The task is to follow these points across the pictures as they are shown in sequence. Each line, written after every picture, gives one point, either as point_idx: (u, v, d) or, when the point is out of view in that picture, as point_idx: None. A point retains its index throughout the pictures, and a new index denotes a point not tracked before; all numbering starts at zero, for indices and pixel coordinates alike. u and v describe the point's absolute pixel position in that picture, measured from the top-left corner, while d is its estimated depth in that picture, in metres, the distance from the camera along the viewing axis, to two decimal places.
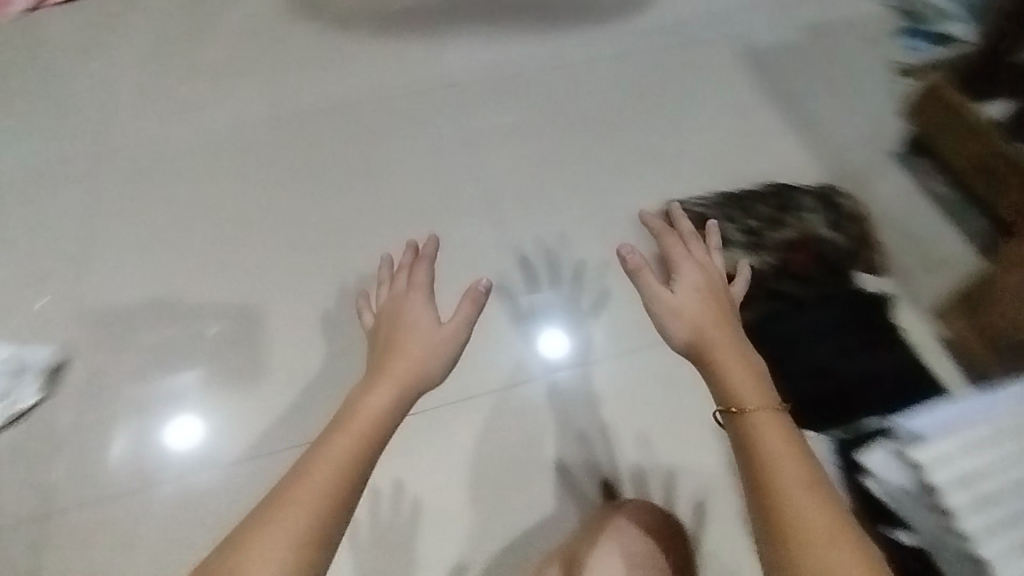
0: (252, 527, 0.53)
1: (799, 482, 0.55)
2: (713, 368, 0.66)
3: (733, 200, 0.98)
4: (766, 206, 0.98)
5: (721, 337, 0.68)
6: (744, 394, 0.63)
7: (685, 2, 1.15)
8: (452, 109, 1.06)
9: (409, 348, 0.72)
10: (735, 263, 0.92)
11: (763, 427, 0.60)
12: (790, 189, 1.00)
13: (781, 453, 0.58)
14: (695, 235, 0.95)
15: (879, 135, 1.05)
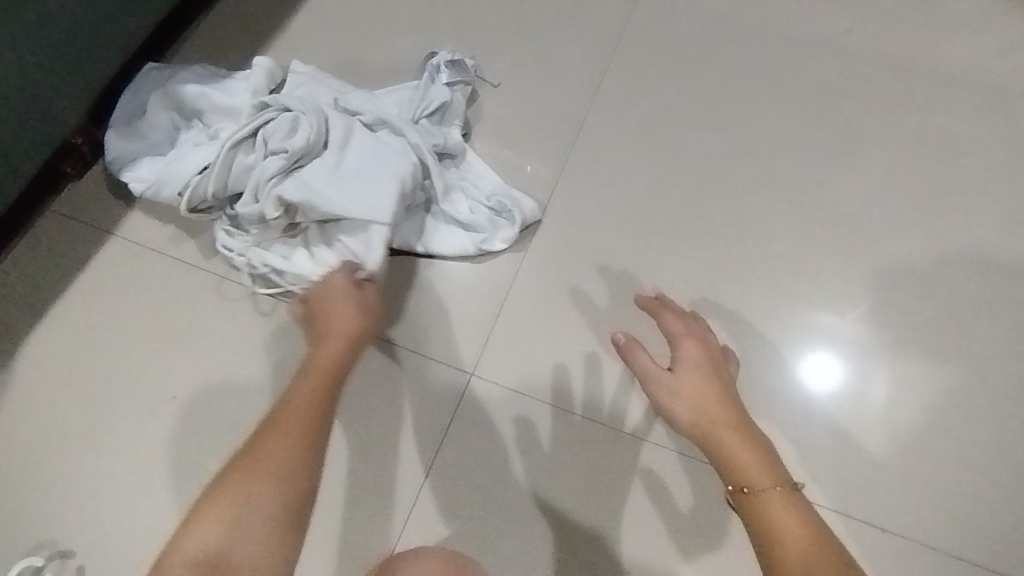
0: (239, 463, 0.69)
1: (817, 559, 0.56)
2: (720, 451, 0.68)
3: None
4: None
5: (726, 419, 0.70)
6: (752, 473, 0.64)
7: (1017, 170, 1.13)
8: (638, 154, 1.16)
9: (333, 309, 0.89)
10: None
11: (774, 506, 0.61)
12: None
13: (796, 533, 0.59)
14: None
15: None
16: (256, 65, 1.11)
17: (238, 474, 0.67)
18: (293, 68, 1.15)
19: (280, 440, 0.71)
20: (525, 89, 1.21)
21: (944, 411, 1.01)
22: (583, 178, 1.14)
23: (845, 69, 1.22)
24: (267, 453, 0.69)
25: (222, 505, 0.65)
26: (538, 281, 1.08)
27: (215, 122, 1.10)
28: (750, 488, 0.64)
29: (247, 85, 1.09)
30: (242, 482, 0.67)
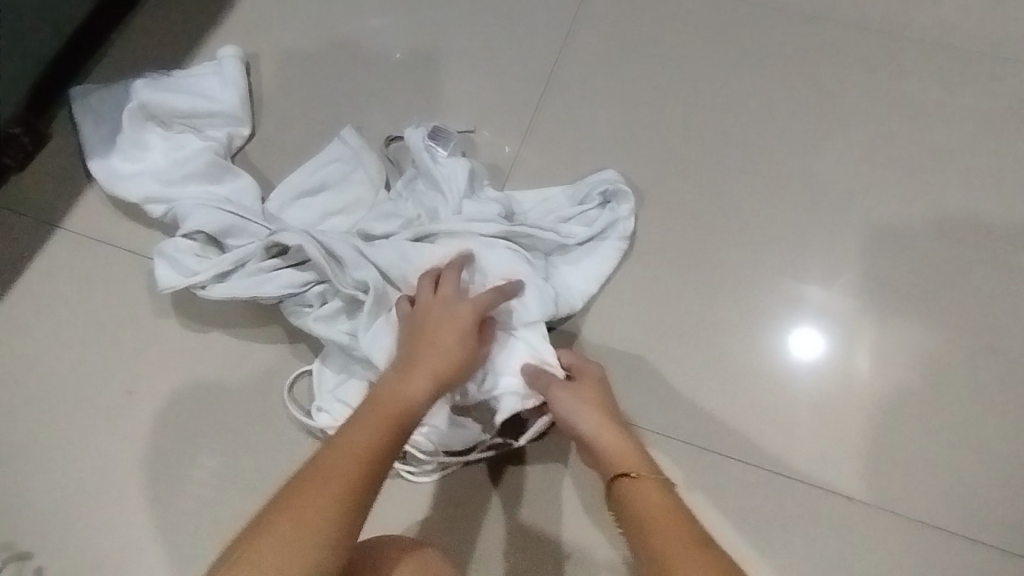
0: (287, 503, 0.60)
1: (668, 523, 0.65)
2: (597, 448, 0.80)
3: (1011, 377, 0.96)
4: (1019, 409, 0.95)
5: (602, 425, 0.82)
6: (620, 461, 0.76)
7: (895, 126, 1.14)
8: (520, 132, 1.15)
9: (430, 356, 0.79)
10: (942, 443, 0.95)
11: (636, 486, 0.71)
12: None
13: (655, 505, 0.68)
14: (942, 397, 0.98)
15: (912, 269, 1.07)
16: (224, 58, 1.15)
17: (287, 519, 0.59)
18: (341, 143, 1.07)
19: (336, 479, 0.62)
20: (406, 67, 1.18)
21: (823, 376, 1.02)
22: (596, 162, 1.13)
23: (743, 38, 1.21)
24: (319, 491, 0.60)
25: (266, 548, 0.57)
26: None
27: (198, 123, 1.12)
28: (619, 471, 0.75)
29: (221, 81, 1.13)
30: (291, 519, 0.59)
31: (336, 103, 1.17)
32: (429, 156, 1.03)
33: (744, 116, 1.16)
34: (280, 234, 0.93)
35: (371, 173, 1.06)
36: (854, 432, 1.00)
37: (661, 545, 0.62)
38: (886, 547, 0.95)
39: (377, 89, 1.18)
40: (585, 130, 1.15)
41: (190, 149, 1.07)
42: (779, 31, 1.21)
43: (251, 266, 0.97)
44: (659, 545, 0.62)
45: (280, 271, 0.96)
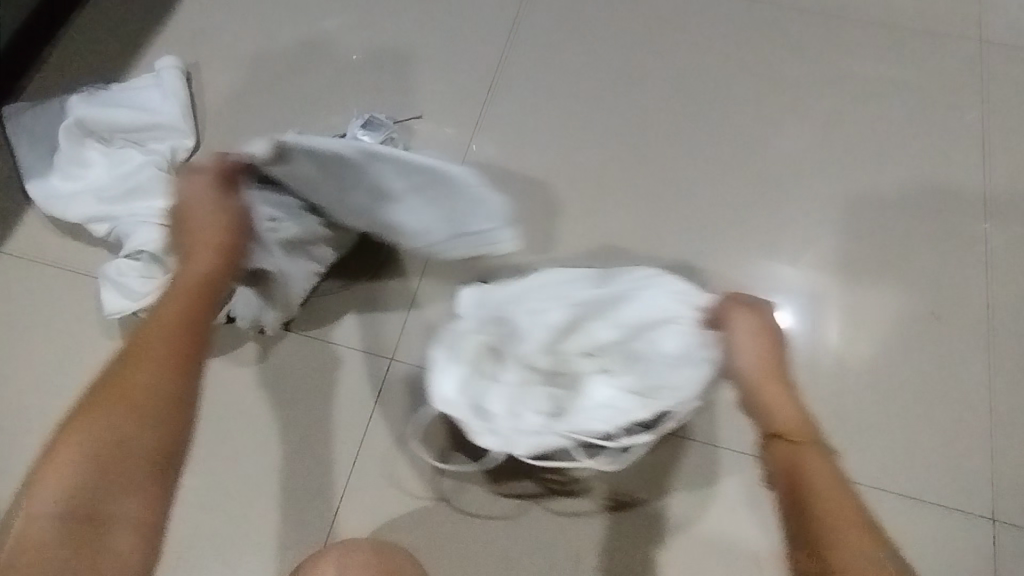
0: (111, 391, 0.50)
1: (841, 514, 0.49)
2: (768, 406, 0.61)
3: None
4: None
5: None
6: (781, 420, 0.59)
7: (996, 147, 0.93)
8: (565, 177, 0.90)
9: (215, 223, 0.65)
10: None
11: (815, 460, 0.54)
12: None
13: (823, 481, 0.52)
14: None
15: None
16: (167, 67, 0.90)
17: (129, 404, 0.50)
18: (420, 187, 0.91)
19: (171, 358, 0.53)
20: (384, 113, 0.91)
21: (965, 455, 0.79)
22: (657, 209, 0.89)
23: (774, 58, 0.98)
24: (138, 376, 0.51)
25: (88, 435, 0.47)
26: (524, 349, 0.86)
27: (146, 139, 0.87)
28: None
29: (164, 91, 0.88)
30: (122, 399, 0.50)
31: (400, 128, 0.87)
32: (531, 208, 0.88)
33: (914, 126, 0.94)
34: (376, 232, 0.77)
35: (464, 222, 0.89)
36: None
37: (842, 534, 0.48)
38: None
39: (377, 76, 0.94)
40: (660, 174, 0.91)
41: (128, 167, 0.84)
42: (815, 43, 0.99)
43: None
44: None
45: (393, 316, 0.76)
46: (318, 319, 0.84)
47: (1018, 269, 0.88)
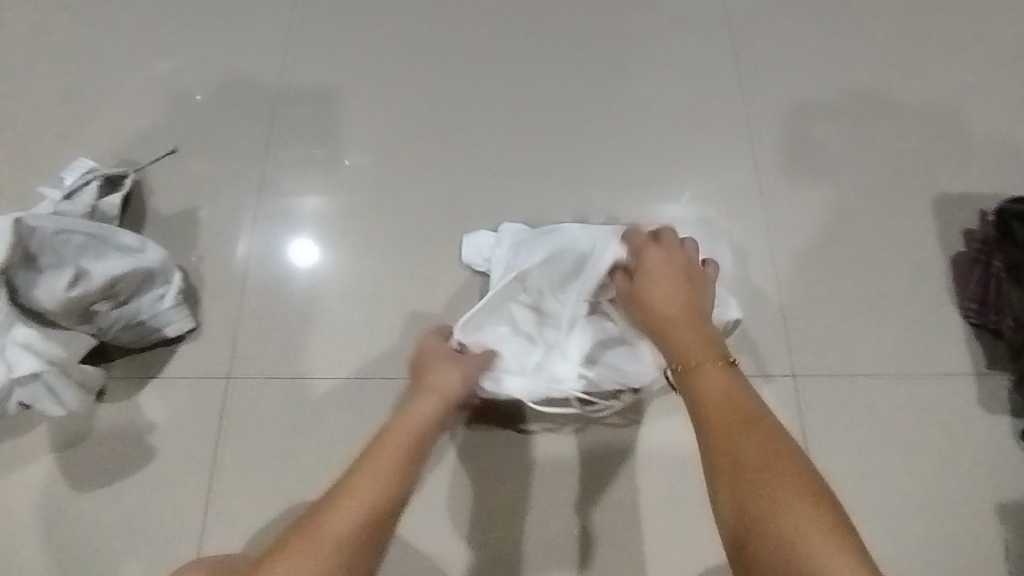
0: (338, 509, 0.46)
1: (731, 427, 0.46)
2: (670, 341, 0.56)
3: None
4: None
5: (670, 307, 0.58)
6: (687, 349, 0.53)
7: (786, 39, 0.89)
8: (346, 173, 0.82)
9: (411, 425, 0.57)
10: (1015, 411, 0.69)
11: (704, 382, 0.50)
12: None
13: (722, 397, 0.48)
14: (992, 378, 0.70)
15: (892, 184, 0.80)
16: None
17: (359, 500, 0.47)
18: (191, 211, 0.81)
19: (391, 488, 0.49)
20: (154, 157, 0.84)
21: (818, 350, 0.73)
22: (452, 183, 0.82)
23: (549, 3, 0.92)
24: (342, 519, 0.45)
25: (337, 533, 0.45)
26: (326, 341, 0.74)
27: None
28: (680, 366, 0.53)
29: None
30: (351, 513, 0.46)
31: (176, 183, 0.82)
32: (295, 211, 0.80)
33: (698, 40, 0.89)
34: (118, 244, 0.69)
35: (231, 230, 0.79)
36: (886, 394, 0.71)
37: (748, 455, 0.44)
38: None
39: (139, 130, 0.86)
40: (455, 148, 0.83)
41: None
42: None
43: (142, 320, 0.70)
44: (720, 445, 0.45)
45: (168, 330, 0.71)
46: (139, 364, 0.72)
47: (804, 118, 0.84)
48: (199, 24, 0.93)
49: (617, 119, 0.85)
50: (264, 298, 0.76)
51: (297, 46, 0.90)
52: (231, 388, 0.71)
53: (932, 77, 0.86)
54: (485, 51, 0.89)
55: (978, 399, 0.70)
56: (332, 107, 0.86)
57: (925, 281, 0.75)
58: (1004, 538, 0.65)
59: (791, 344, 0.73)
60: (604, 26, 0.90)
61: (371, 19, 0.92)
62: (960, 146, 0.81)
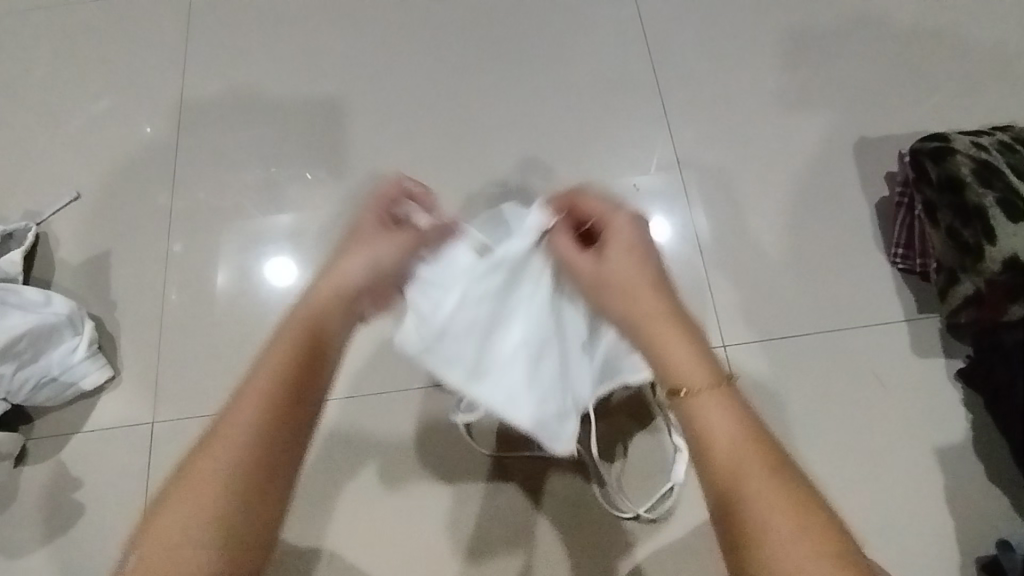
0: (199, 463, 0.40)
1: (792, 519, 0.36)
2: (653, 347, 0.44)
3: (930, 197, 0.64)
4: (954, 224, 0.62)
5: (651, 301, 0.45)
6: (686, 368, 0.41)
7: (664, 23, 0.91)
8: (249, 205, 0.84)
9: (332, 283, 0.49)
10: (911, 350, 0.72)
11: (716, 420, 0.40)
12: (978, 144, 0.63)
13: (749, 458, 0.38)
14: (889, 321, 0.73)
15: (775, 151, 0.83)
16: None
17: (242, 445, 0.41)
18: (98, 260, 0.82)
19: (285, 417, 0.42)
20: (52, 212, 0.84)
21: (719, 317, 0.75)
22: (353, 202, 0.83)
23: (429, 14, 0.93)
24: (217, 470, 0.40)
25: (221, 487, 0.40)
26: (245, 371, 0.76)
27: None
28: (678, 390, 0.41)
29: None
30: (230, 467, 0.40)
31: (77, 234, 0.83)
32: (204, 247, 0.82)
33: (579, 35, 0.90)
34: (16, 302, 0.69)
35: (139, 275, 0.81)
36: (787, 349, 0.73)
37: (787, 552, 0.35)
38: (954, 422, 0.68)
39: (34, 187, 0.86)
40: (352, 168, 0.85)
41: None
42: None
43: (56, 377, 0.69)
44: (758, 527, 0.36)
45: (85, 380, 0.71)
46: (61, 421, 0.73)
47: (686, 100, 0.86)
48: (101, 73, 0.92)
49: (528, 120, 0.86)
50: (185, 336, 0.78)
51: (201, 86, 0.90)
52: (157, 434, 0.73)
53: (830, 41, 0.88)
54: (392, 67, 0.90)
55: (903, 343, 0.72)
56: (228, 143, 0.87)
57: (843, 239, 0.77)
58: (922, 470, 0.67)
59: (720, 317, 0.75)
60: (506, 30, 0.91)
61: (256, 51, 0.92)
62: (837, 108, 0.85)
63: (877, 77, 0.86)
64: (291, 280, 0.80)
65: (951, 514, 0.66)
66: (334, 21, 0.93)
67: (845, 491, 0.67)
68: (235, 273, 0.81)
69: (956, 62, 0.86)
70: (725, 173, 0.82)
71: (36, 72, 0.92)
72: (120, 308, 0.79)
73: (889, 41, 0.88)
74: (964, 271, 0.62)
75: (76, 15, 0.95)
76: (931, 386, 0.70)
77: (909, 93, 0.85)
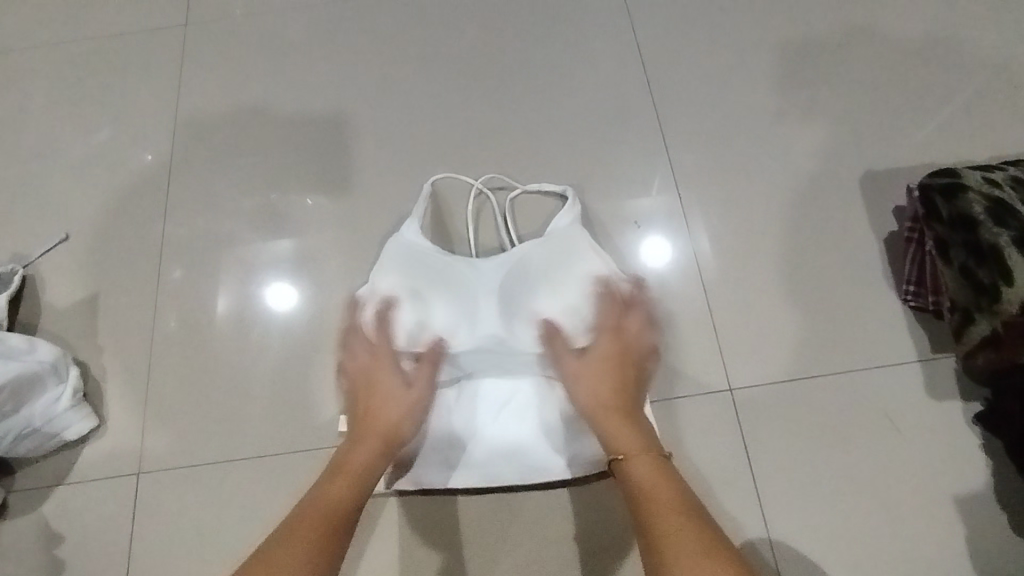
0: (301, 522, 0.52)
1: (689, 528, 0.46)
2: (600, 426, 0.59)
3: (942, 233, 0.62)
4: (970, 262, 0.59)
5: (602, 395, 0.61)
6: (622, 440, 0.56)
7: (661, 52, 0.89)
8: (239, 242, 0.82)
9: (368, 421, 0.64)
10: (926, 391, 0.69)
11: (641, 472, 0.53)
12: (990, 180, 0.62)
13: (663, 495, 0.50)
14: (902, 361, 0.70)
15: (779, 182, 0.81)
16: None
17: (317, 531, 0.51)
18: (85, 301, 0.80)
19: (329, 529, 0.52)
20: (40, 252, 0.83)
21: (724, 356, 0.72)
22: (346, 238, 0.81)
23: (423, 46, 0.91)
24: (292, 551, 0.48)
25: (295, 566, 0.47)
26: (232, 416, 0.73)
27: None
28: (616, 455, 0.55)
29: None
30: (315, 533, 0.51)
31: (65, 274, 0.81)
32: (193, 286, 0.80)
33: (576, 65, 0.89)
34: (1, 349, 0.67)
35: (127, 315, 0.79)
36: (795, 390, 0.70)
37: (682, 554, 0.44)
38: (970, 467, 0.66)
39: (22, 226, 0.85)
40: (343, 203, 0.83)
41: None
42: (458, 21, 0.93)
43: (37, 428, 0.68)
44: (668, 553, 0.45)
45: (68, 430, 0.69)
46: (46, 472, 0.71)
47: (686, 130, 0.85)
48: (92, 109, 0.91)
49: (526, 152, 0.84)
50: (171, 379, 0.75)
51: (192, 121, 0.89)
52: (142, 485, 0.70)
53: (832, 69, 0.87)
54: (387, 99, 0.88)
55: (916, 383, 0.69)
56: (220, 179, 0.85)
57: (850, 273, 0.75)
58: (938, 518, 0.65)
59: (726, 357, 0.72)
60: (503, 62, 0.90)
61: (249, 84, 0.91)
62: (842, 138, 0.83)
63: (881, 106, 0.84)
64: (289, 305, 0.78)
65: (970, 565, 0.63)
66: (328, 53, 0.92)
67: (857, 540, 0.65)
68: (236, 298, 0.79)
69: (960, 89, 0.84)
70: (727, 205, 0.80)
71: (28, 109, 0.91)
72: (107, 350, 0.77)
73: (892, 69, 0.86)
74: (980, 311, 0.59)
75: (68, 52, 0.95)
76: (946, 429, 0.67)
77: (914, 122, 0.83)
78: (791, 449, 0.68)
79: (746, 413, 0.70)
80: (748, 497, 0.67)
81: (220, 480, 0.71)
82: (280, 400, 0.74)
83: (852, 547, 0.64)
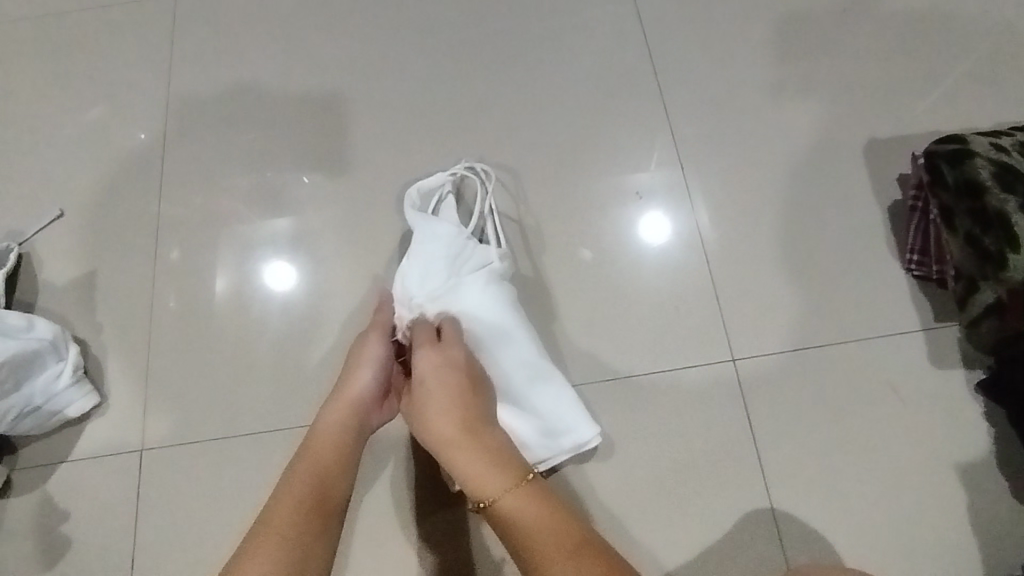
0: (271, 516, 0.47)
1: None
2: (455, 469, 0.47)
3: (948, 200, 0.61)
4: (976, 228, 0.59)
5: (447, 427, 0.49)
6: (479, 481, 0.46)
7: (660, 20, 0.87)
8: (235, 219, 0.81)
9: (342, 416, 0.55)
10: (928, 360, 0.69)
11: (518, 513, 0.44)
12: (998, 147, 0.61)
13: (543, 538, 0.42)
14: (904, 330, 0.70)
15: (781, 152, 0.80)
16: None
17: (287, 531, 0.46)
18: (80, 279, 0.79)
19: (309, 531, 0.46)
20: (33, 229, 0.82)
21: (725, 327, 0.72)
22: (343, 213, 0.80)
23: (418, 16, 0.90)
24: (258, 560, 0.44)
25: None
26: (233, 393, 0.73)
27: None
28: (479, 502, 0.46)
29: None
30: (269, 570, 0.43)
31: (59, 252, 0.80)
32: (190, 263, 0.79)
33: (573, 34, 0.87)
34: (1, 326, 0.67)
35: (123, 293, 0.78)
36: (797, 361, 0.70)
37: None
38: (971, 433, 0.66)
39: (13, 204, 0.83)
40: (339, 177, 0.82)
41: None
42: None
43: (38, 406, 0.69)
44: None
45: (69, 407, 0.70)
46: (49, 449, 0.71)
47: (687, 101, 0.83)
48: (80, 85, 0.89)
49: (525, 124, 0.83)
50: (170, 357, 0.75)
51: (183, 96, 0.87)
52: (146, 462, 0.71)
53: (836, 35, 0.85)
54: (382, 72, 0.87)
55: (917, 352, 0.69)
56: (213, 154, 0.84)
57: (852, 243, 0.75)
58: (937, 484, 0.65)
59: (728, 328, 0.72)
60: (499, 32, 0.88)
61: (241, 58, 0.89)
62: (845, 107, 0.81)
63: (884, 73, 0.83)
64: (287, 285, 0.77)
65: (967, 529, 0.64)
66: (321, 25, 0.90)
67: (857, 506, 0.65)
68: (237, 277, 0.78)
69: (965, 55, 0.83)
70: (729, 176, 0.79)
71: (16, 85, 0.90)
72: (104, 328, 0.77)
73: (896, 35, 0.84)
74: (985, 278, 0.59)
75: (53, 26, 0.92)
76: (947, 396, 0.68)
77: (918, 89, 0.82)
78: (793, 419, 0.68)
79: (749, 381, 0.70)
80: (750, 466, 0.67)
81: (224, 455, 0.71)
82: (281, 377, 0.74)
83: (852, 514, 0.65)
